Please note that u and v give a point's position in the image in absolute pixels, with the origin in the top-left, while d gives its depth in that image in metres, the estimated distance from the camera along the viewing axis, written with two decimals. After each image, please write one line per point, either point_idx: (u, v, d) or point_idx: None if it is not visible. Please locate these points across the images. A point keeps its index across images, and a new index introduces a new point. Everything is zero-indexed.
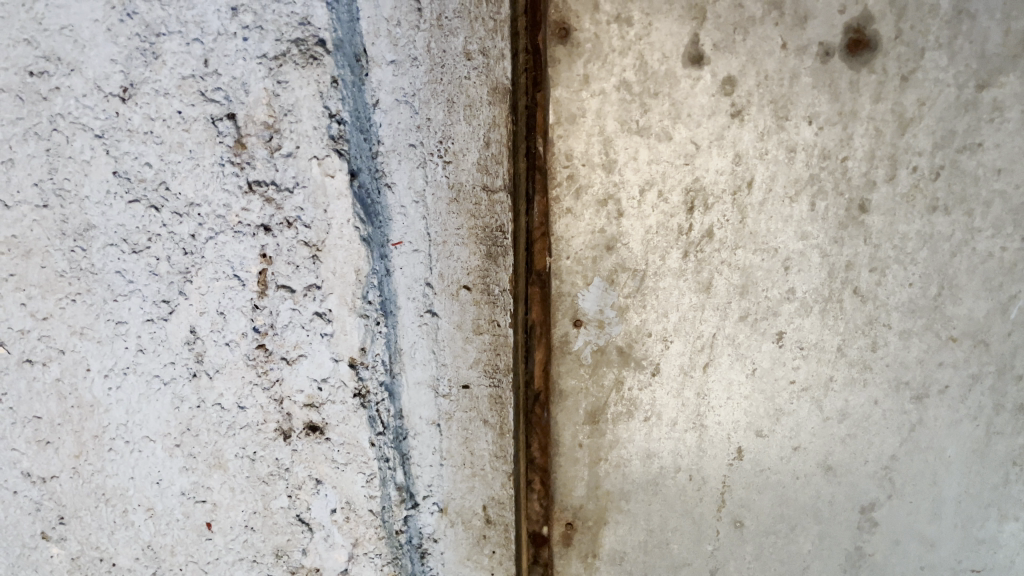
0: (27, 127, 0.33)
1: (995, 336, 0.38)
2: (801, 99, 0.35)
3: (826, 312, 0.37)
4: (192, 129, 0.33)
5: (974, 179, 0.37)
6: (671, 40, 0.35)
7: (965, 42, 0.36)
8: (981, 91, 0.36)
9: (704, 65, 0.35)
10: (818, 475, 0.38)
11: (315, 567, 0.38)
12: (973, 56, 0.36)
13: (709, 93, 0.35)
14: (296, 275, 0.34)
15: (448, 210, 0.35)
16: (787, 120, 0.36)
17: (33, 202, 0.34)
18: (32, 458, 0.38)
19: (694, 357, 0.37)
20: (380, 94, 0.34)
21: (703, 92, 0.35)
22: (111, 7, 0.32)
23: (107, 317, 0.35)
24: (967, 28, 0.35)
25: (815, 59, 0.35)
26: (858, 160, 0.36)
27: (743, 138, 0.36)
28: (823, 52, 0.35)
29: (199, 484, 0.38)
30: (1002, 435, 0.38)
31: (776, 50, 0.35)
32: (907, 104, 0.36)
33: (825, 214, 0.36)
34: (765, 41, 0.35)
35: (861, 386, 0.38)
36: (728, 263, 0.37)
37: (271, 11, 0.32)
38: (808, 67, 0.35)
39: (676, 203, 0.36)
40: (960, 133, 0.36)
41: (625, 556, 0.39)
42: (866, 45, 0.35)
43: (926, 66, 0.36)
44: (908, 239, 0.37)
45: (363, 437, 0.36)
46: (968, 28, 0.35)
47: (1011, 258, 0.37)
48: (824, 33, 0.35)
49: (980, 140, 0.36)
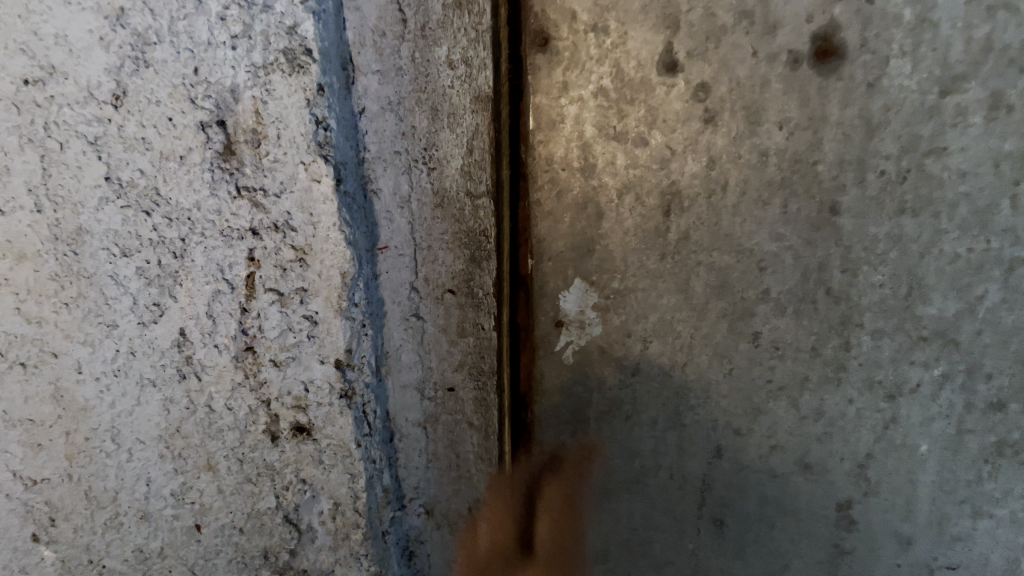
0: (23, 135, 0.33)
1: (964, 336, 0.36)
2: (772, 105, 0.35)
3: (800, 312, 0.37)
4: (183, 135, 0.33)
5: (939, 183, 0.34)
6: (646, 47, 0.35)
7: (927, 50, 0.33)
8: (944, 97, 0.33)
9: (677, 73, 0.35)
10: (796, 473, 0.39)
11: (302, 568, 0.40)
12: (936, 64, 0.33)
13: (683, 100, 0.35)
14: (284, 279, 0.35)
15: (432, 216, 0.36)
16: (760, 126, 0.35)
17: (29, 208, 0.34)
18: (24, 461, 0.39)
19: (674, 357, 0.38)
20: (366, 102, 0.35)
21: (678, 98, 0.35)
22: (102, 16, 0.32)
23: (99, 320, 0.36)
24: (929, 36, 0.33)
25: (786, 67, 0.34)
26: (829, 165, 0.35)
27: (717, 144, 0.36)
28: (793, 59, 0.34)
29: (188, 486, 0.39)
30: (974, 433, 0.37)
31: (747, 58, 0.35)
32: (874, 111, 0.34)
33: (797, 216, 0.36)
34: (735, 49, 0.35)
35: (836, 386, 0.37)
36: (703, 264, 0.37)
37: (259, 21, 0.32)
38: (779, 74, 0.35)
39: (652, 207, 0.37)
40: (925, 138, 0.34)
41: (609, 554, 0.42)
42: (835, 54, 0.34)
43: (891, 73, 0.34)
44: (878, 241, 0.35)
45: (350, 438, 0.38)
46: (931, 36, 0.33)
47: (979, 258, 0.35)
48: (793, 40, 0.34)
49: (945, 144, 0.34)
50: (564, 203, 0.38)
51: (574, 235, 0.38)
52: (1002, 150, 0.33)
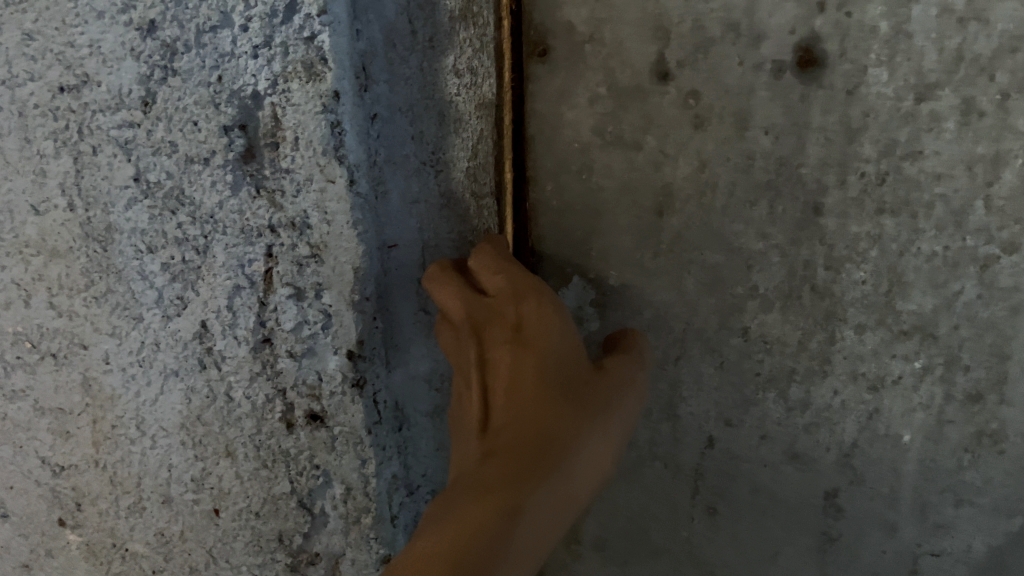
0: (59, 138, 0.36)
1: (942, 329, 0.38)
2: (758, 111, 0.37)
3: (787, 308, 0.39)
4: (207, 139, 0.35)
5: (916, 185, 0.36)
6: (641, 57, 0.37)
7: (904, 59, 0.34)
8: (919, 103, 0.35)
9: (668, 81, 0.37)
10: (784, 463, 0.42)
11: (314, 552, 0.43)
12: (911, 73, 0.34)
13: (675, 106, 0.37)
14: (300, 274, 0.37)
15: (440, 215, 0.40)
16: (746, 131, 0.37)
17: (62, 207, 0.37)
18: (54, 448, 0.42)
19: (668, 350, 0.41)
20: (377, 108, 0.37)
21: (670, 105, 0.37)
22: (132, 28, 0.34)
23: (126, 313, 0.38)
24: (904, 48, 0.34)
25: (769, 75, 0.36)
26: (811, 167, 0.37)
27: (707, 147, 0.38)
28: (777, 68, 0.36)
29: (207, 471, 0.41)
30: (954, 423, 0.39)
31: (733, 66, 0.36)
32: (854, 116, 0.36)
33: (783, 217, 0.38)
34: (722, 59, 0.36)
35: (822, 377, 0.40)
36: (696, 261, 0.39)
37: (280, 33, 0.34)
38: (763, 82, 0.36)
39: (645, 209, 0.39)
40: (901, 142, 0.35)
41: (608, 541, 0.46)
42: (816, 64, 0.35)
43: (870, 82, 0.35)
44: (860, 240, 0.37)
45: (360, 426, 0.40)
46: (905, 47, 0.34)
47: (955, 256, 0.36)
48: (777, 51, 0.36)
49: (920, 148, 0.35)
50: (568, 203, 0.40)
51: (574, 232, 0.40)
52: (974, 154, 0.35)
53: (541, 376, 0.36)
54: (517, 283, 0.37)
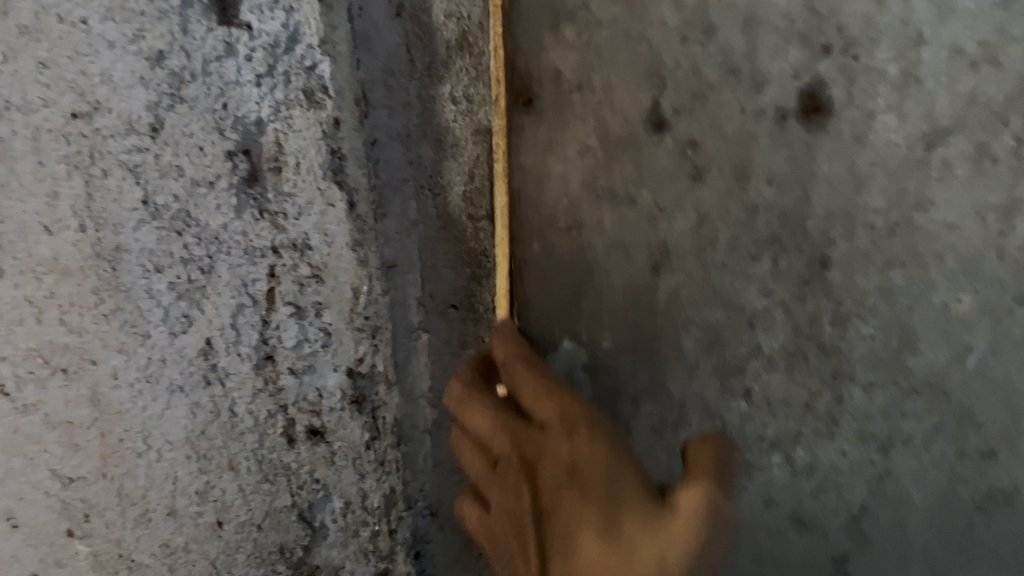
0: (71, 162, 0.37)
1: (952, 385, 0.41)
2: (758, 161, 0.40)
3: (791, 367, 0.42)
4: (212, 163, 0.37)
5: (926, 236, 0.40)
6: (635, 105, 0.40)
7: (913, 104, 0.39)
8: (928, 151, 0.39)
9: (662, 130, 0.40)
10: (790, 528, 0.43)
11: (315, 565, 0.44)
12: (922, 118, 0.39)
13: (670, 157, 0.40)
14: (301, 293, 0.39)
15: (437, 237, 0.41)
16: (747, 182, 0.40)
17: (74, 228, 0.38)
18: (62, 460, 0.42)
19: (663, 417, 0.43)
20: (376, 134, 0.39)
21: (663, 155, 0.40)
22: (144, 59, 0.35)
23: (133, 330, 0.40)
24: (914, 92, 0.39)
25: (772, 121, 0.40)
26: (816, 219, 0.40)
27: (705, 199, 0.40)
28: (778, 115, 0.40)
29: (211, 485, 0.42)
30: (965, 481, 0.42)
31: (734, 113, 0.40)
32: (860, 164, 0.40)
33: (786, 271, 0.41)
34: (720, 104, 0.40)
35: (828, 439, 0.42)
36: (692, 320, 0.42)
37: (282, 62, 0.36)
38: (766, 130, 0.40)
39: (642, 262, 0.41)
40: (910, 191, 0.39)
41: None
42: (818, 111, 0.39)
43: (875, 128, 0.39)
44: (868, 295, 0.40)
45: (358, 440, 0.42)
46: (915, 91, 0.39)
47: (963, 308, 0.40)
48: (778, 96, 0.39)
49: (929, 199, 0.39)
50: (572, 230, 0.41)
51: (574, 272, 0.42)
52: (985, 202, 0.39)
53: (605, 528, 0.33)
54: (566, 413, 0.37)
